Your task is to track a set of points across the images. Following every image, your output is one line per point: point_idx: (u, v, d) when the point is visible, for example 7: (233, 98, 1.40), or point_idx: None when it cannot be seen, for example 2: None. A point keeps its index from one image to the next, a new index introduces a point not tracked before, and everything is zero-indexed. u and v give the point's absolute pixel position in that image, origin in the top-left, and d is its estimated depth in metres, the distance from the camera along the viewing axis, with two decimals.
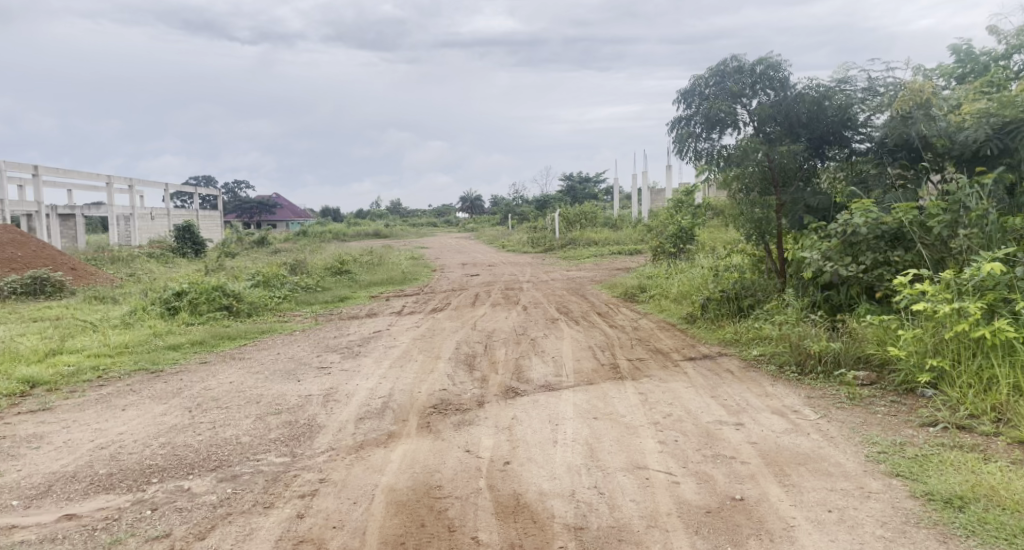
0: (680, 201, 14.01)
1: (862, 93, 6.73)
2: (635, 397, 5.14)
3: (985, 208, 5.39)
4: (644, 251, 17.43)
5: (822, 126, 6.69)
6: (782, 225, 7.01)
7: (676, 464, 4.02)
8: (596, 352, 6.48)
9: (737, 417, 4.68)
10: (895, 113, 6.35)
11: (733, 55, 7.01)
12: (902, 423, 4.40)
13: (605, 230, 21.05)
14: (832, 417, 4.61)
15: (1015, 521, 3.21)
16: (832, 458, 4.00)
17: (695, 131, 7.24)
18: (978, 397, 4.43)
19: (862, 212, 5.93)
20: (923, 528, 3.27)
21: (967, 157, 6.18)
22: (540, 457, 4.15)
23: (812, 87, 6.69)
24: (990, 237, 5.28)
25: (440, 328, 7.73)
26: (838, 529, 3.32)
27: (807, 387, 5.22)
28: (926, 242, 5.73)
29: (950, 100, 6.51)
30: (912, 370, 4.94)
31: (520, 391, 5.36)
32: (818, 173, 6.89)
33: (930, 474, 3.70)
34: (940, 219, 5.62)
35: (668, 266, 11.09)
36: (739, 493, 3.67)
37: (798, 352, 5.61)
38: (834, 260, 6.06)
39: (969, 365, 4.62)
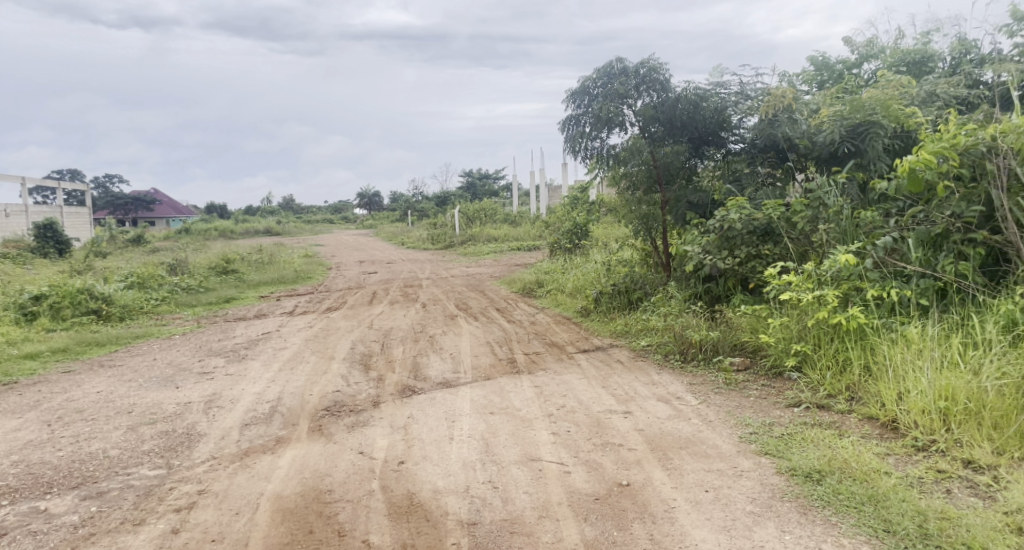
0: (576, 197, 14.35)
1: (735, 96, 7.13)
2: (531, 390, 5.23)
3: (841, 205, 5.88)
4: (542, 247, 17.73)
5: (700, 127, 7.05)
6: (666, 221, 7.38)
7: (568, 454, 4.13)
8: (494, 347, 6.54)
9: (626, 406, 4.87)
10: (763, 116, 6.72)
11: (618, 57, 7.26)
12: (770, 405, 4.74)
13: (504, 226, 21.29)
14: (711, 402, 4.88)
15: (864, 490, 3.52)
16: (710, 441, 4.24)
17: (585, 130, 7.46)
18: (835, 378, 4.84)
19: (736, 208, 6.36)
20: (787, 501, 3.53)
21: (825, 158, 6.70)
22: (435, 455, 4.15)
23: (691, 89, 7.04)
24: (845, 231, 5.72)
25: (333, 328, 7.55)
26: (713, 508, 3.52)
27: (689, 374, 5.50)
28: (792, 236, 6.16)
29: (811, 105, 6.99)
30: (781, 354, 5.32)
31: (416, 389, 5.33)
32: (699, 173, 7.29)
33: (794, 451, 4.00)
34: (804, 215, 6.09)
35: (565, 262, 11.34)
36: (625, 479, 3.83)
37: (681, 341, 5.91)
38: (713, 254, 6.44)
39: (828, 348, 5.03)
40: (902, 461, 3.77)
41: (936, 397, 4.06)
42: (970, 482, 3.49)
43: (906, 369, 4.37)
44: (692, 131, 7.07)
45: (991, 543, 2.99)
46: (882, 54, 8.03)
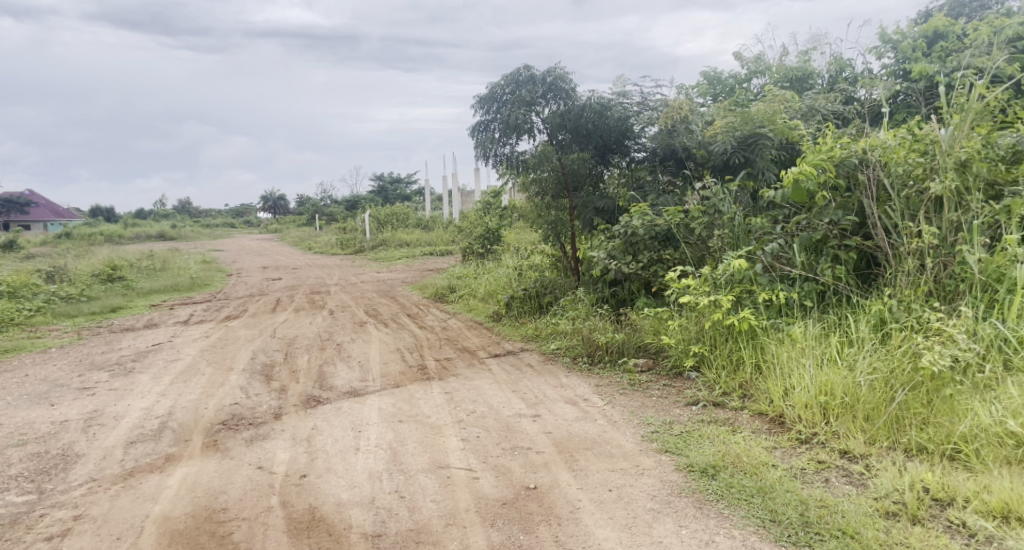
0: (488, 202, 14.38)
1: (637, 106, 7.35)
2: (440, 397, 5.19)
3: (735, 211, 6.11)
4: (454, 252, 17.69)
5: (605, 136, 7.23)
6: (574, 227, 7.54)
7: (476, 460, 4.13)
8: (403, 354, 6.45)
9: (535, 409, 4.91)
10: (661, 126, 7.05)
11: (525, 65, 7.35)
12: (671, 404, 4.91)
13: (416, 231, 21.11)
14: (616, 403, 5.00)
15: (754, 482, 3.70)
16: (615, 441, 4.35)
17: (494, 136, 7.53)
18: (730, 377, 5.08)
19: (639, 214, 6.51)
20: (685, 497, 3.66)
21: (719, 166, 6.98)
22: (339, 466, 4.04)
23: (595, 98, 7.21)
24: (737, 236, 6.00)
25: (232, 337, 7.23)
26: (615, 507, 3.61)
27: (596, 376, 5.62)
28: (690, 241, 6.42)
29: (706, 116, 7.26)
30: (681, 354, 5.52)
31: (321, 399, 5.18)
32: (605, 180, 7.50)
33: (691, 448, 4.16)
34: (701, 221, 6.30)
35: (477, 267, 11.34)
36: (533, 482, 3.86)
37: (589, 344, 6.03)
38: (618, 259, 6.61)
39: (723, 349, 5.27)
40: (788, 454, 3.99)
41: (816, 392, 4.33)
42: (846, 471, 3.74)
43: (791, 367, 4.63)
44: (597, 139, 7.25)
45: (864, 528, 3.21)
46: (768, 70, 8.50)
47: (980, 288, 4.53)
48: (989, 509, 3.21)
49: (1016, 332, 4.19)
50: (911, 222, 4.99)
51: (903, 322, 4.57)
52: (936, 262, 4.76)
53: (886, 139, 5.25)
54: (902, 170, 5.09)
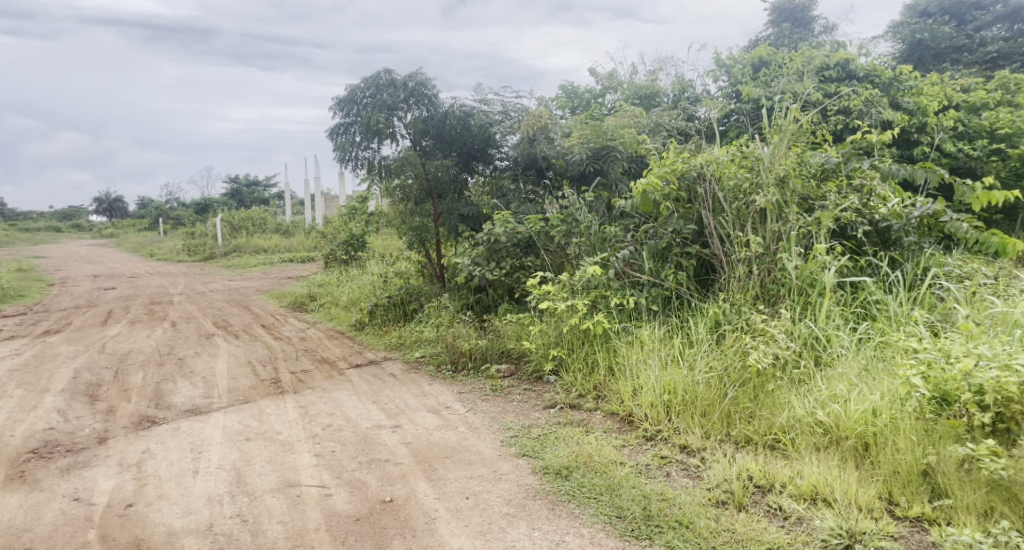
0: (353, 207, 13.98)
1: (499, 116, 7.40)
2: (294, 411, 4.96)
3: (591, 220, 6.35)
4: (317, 258, 17.02)
5: (468, 143, 7.28)
6: (439, 233, 7.49)
7: (330, 476, 3.98)
8: (255, 367, 6.10)
9: (395, 419, 4.82)
10: (521, 135, 7.23)
11: (386, 68, 7.23)
12: (531, 408, 4.99)
13: (275, 237, 20.13)
14: (477, 409, 5.02)
15: (603, 480, 3.84)
16: (474, 448, 4.36)
17: (355, 140, 7.34)
18: (586, 379, 5.25)
19: (501, 222, 6.61)
20: (539, 499, 3.74)
21: (577, 177, 7.20)
22: (174, 492, 3.76)
23: (457, 106, 7.23)
24: (594, 243, 6.25)
25: (50, 354, 6.52)
26: (471, 514, 3.61)
27: (459, 384, 5.61)
28: (551, 249, 6.59)
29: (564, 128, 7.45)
30: (541, 359, 5.64)
31: (156, 419, 4.79)
32: (468, 187, 7.52)
33: (547, 450, 4.25)
34: (559, 228, 6.47)
35: (339, 274, 10.99)
36: (388, 495, 3.78)
37: (452, 351, 6.00)
38: (482, 265, 6.63)
39: (579, 352, 5.46)
40: (635, 451, 4.19)
41: (661, 391, 4.59)
42: (684, 465, 3.98)
43: (639, 368, 4.88)
44: (461, 146, 7.28)
45: (697, 518, 3.43)
46: (621, 86, 8.93)
47: (797, 291, 5.04)
48: (801, 492, 3.53)
49: (825, 331, 4.72)
50: (741, 232, 5.41)
51: (735, 323, 4.96)
52: (762, 268, 5.22)
53: (719, 155, 5.69)
54: (734, 183, 5.52)
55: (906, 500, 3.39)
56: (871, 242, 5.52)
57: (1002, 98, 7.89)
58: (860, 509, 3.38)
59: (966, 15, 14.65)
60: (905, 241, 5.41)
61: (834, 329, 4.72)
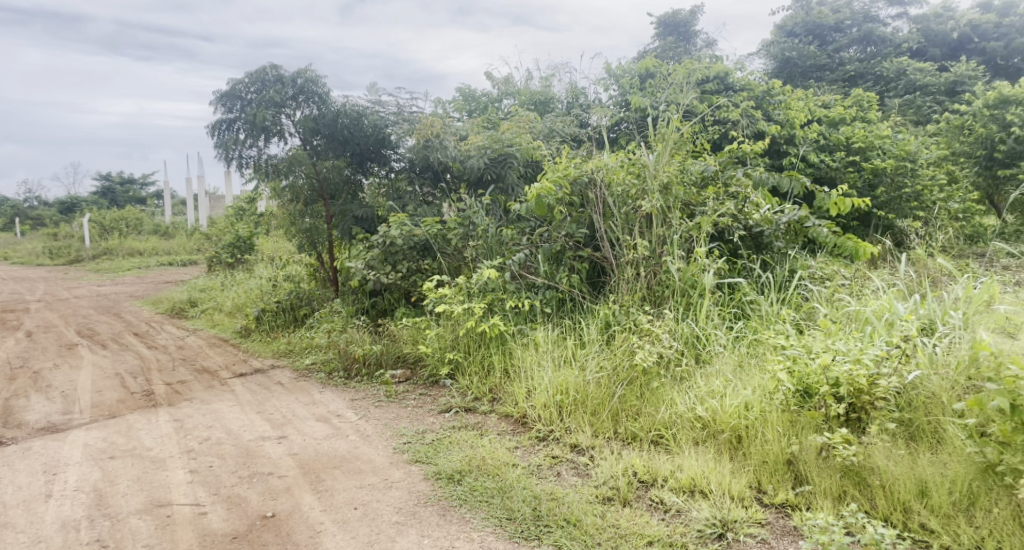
0: (240, 208, 13.34)
1: (393, 116, 7.23)
2: (168, 425, 4.67)
3: (488, 223, 6.37)
4: (199, 262, 16.10)
5: (362, 144, 7.11)
6: (333, 235, 7.27)
7: (205, 493, 3.77)
8: (124, 379, 5.69)
9: (281, 430, 4.64)
10: (415, 140, 7.02)
11: (271, 64, 6.96)
12: (425, 413, 4.94)
13: (152, 239, 18.88)
14: (369, 416, 4.91)
15: (495, 483, 3.86)
16: (365, 456, 4.26)
17: (239, 137, 7.02)
18: (482, 382, 5.24)
19: (397, 224, 6.48)
20: (429, 506, 3.70)
21: (474, 181, 7.18)
22: (22, 520, 3.45)
23: (349, 105, 7.05)
24: (491, 247, 6.26)
25: None
26: (358, 525, 3.53)
27: (351, 390, 5.47)
28: (447, 253, 6.54)
29: (460, 130, 7.39)
30: (437, 363, 5.58)
31: (4, 440, 4.37)
32: (362, 188, 7.34)
33: (440, 455, 4.21)
34: (455, 231, 6.45)
35: (224, 278, 10.44)
36: (270, 510, 3.63)
37: (345, 357, 5.84)
38: (376, 269, 6.44)
39: (476, 355, 5.46)
40: (527, 452, 4.23)
41: (554, 392, 4.67)
42: (574, 463, 4.06)
43: (532, 369, 4.94)
44: (354, 147, 7.09)
45: (584, 515, 3.51)
46: (517, 92, 9.03)
47: (680, 292, 5.27)
48: (681, 485, 3.69)
49: (705, 330, 4.96)
50: (629, 236, 5.60)
51: (624, 323, 5.12)
52: (649, 271, 5.42)
53: (609, 161, 5.86)
54: (622, 189, 5.70)
55: (772, 488, 3.62)
56: (746, 246, 5.90)
57: (857, 114, 8.62)
58: (732, 499, 3.57)
59: (827, 36, 16.00)
60: (775, 245, 5.79)
61: (713, 328, 4.98)
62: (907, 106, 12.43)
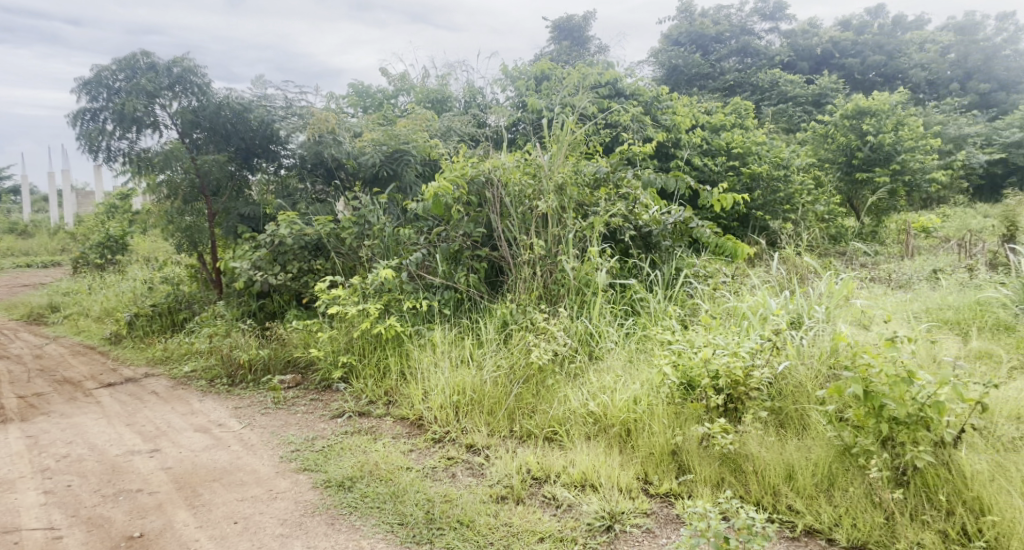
0: (110, 205, 12.41)
1: (282, 111, 6.94)
2: (20, 443, 4.26)
3: (384, 222, 6.23)
4: (64, 264, 14.86)
5: (247, 139, 6.76)
6: (216, 235, 6.87)
7: (63, 515, 3.48)
8: None
9: (153, 443, 4.34)
10: (307, 135, 6.75)
11: (144, 50, 6.51)
12: (316, 419, 4.76)
13: (9, 238, 17.24)
14: (254, 425, 4.68)
15: (387, 488, 3.77)
16: (248, 467, 4.06)
17: (106, 128, 6.52)
18: (377, 385, 5.12)
19: (287, 223, 6.20)
20: (317, 515, 3.57)
21: (369, 179, 7.00)
22: None
23: (232, 97, 6.69)
24: (388, 246, 6.13)
25: None
26: (238, 540, 3.35)
27: (235, 398, 5.20)
28: (341, 252, 6.33)
29: (354, 127, 7.17)
30: (329, 367, 5.39)
31: None
32: (249, 185, 6.97)
33: (330, 462, 4.07)
34: (350, 230, 6.27)
35: (92, 280, 9.67)
36: (138, 529, 3.39)
37: (228, 363, 5.55)
38: (264, 269, 6.12)
39: (371, 358, 5.32)
40: (422, 454, 4.17)
41: (451, 393, 4.63)
42: (469, 464, 4.04)
43: (429, 370, 4.88)
44: (238, 141, 6.74)
45: (478, 515, 3.50)
46: (412, 89, 8.89)
47: (574, 291, 5.36)
48: (572, 480, 3.76)
49: (598, 327, 5.09)
50: (525, 235, 5.64)
51: (520, 322, 5.15)
52: (545, 270, 5.48)
53: (505, 162, 5.85)
54: (519, 189, 5.74)
55: (657, 478, 3.75)
56: (636, 245, 6.08)
57: (737, 121, 9.11)
58: (621, 491, 3.67)
59: (709, 47, 16.86)
60: (662, 245, 6.03)
61: (606, 325, 5.11)
62: (780, 115, 13.28)
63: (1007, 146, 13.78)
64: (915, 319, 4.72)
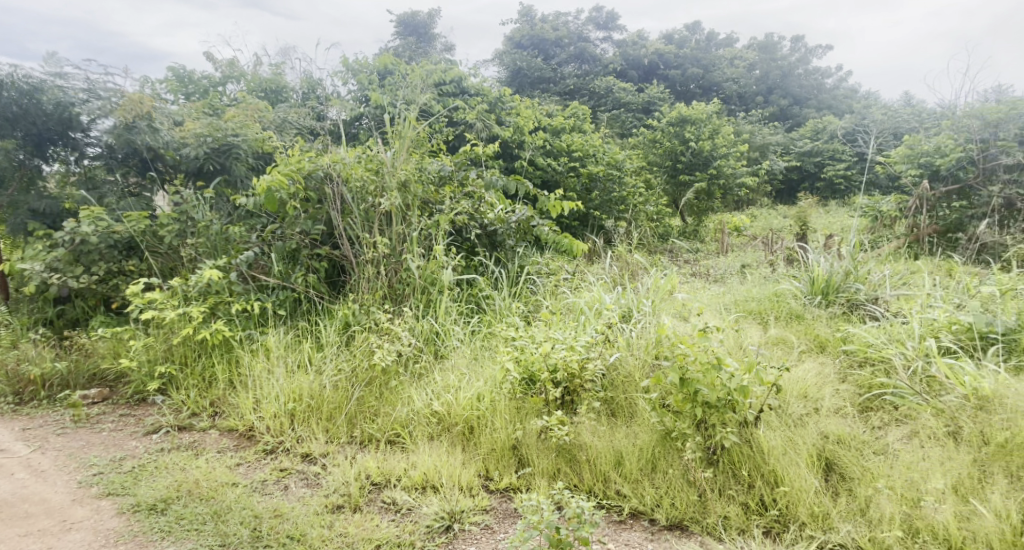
0: None
1: (82, 93, 6.11)
2: None
3: (210, 219, 5.76)
4: None
5: (39, 123, 5.98)
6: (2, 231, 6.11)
7: None
8: None
9: None
10: (117, 119, 6.11)
11: None
12: (127, 437, 4.33)
13: None
14: (48, 448, 4.17)
15: (207, 507, 3.51)
16: (38, 496, 3.62)
17: None
18: (201, 396, 4.75)
19: (91, 219, 5.55)
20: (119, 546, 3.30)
21: (192, 171, 6.46)
22: None
23: (19, 75, 5.88)
24: (214, 245, 5.69)
25: None
26: None
27: (25, 418, 4.62)
28: (159, 252, 5.79)
29: (175, 115, 6.54)
30: (144, 378, 4.93)
31: None
32: (43, 176, 6.18)
33: (141, 484, 3.71)
34: (170, 227, 5.74)
35: None
36: None
37: (15, 380, 4.88)
38: (62, 272, 5.47)
39: (194, 367, 4.92)
40: (251, 468, 3.93)
41: (285, 400, 4.39)
42: (304, 474, 3.86)
43: (262, 377, 4.60)
44: (27, 126, 5.94)
45: (310, 528, 3.37)
46: (241, 77, 8.33)
47: (420, 290, 5.31)
48: (412, 483, 3.71)
49: (443, 326, 5.06)
50: (368, 234, 5.47)
51: (363, 323, 4.98)
52: (389, 269, 5.35)
53: (344, 156, 5.61)
54: (360, 185, 5.51)
55: (498, 474, 3.80)
56: (482, 243, 6.11)
57: (575, 124, 9.47)
58: (461, 489, 3.68)
59: (549, 51, 17.53)
60: (507, 244, 6.12)
61: (451, 324, 5.10)
62: (614, 120, 14.04)
63: (801, 155, 15.49)
64: (725, 310, 5.18)
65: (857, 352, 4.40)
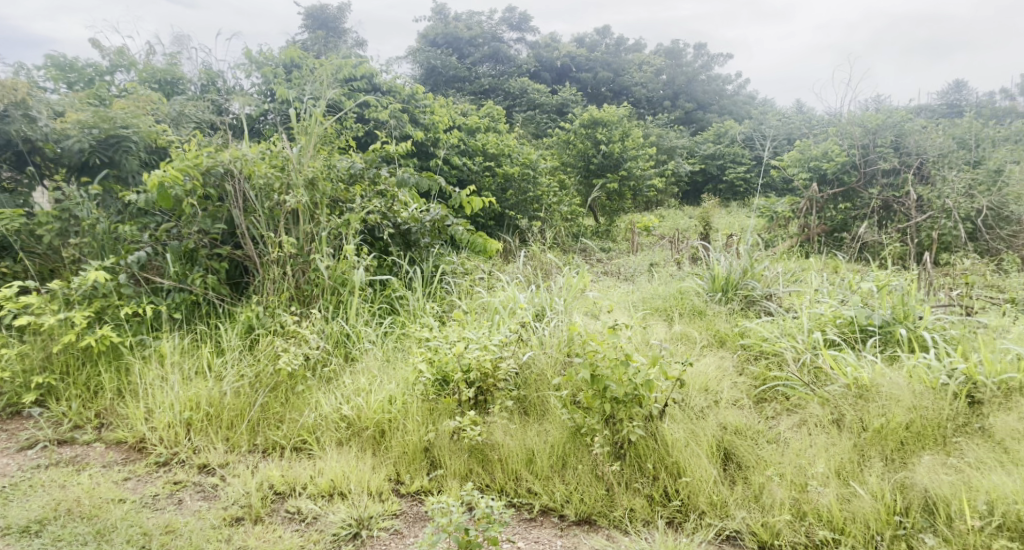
0: None
1: None
2: None
3: (97, 217, 5.38)
4: None
5: None
6: None
7: None
8: None
9: None
10: None
11: None
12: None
13: None
14: None
15: (90, 527, 3.30)
16: None
17: None
18: (84, 407, 4.45)
19: None
20: None
21: (75, 166, 6.02)
22: None
23: None
24: (101, 245, 5.33)
25: None
26: None
27: None
28: (37, 253, 5.38)
29: (56, 104, 6.09)
30: (17, 389, 4.56)
31: None
32: None
33: (14, 505, 3.44)
34: (50, 227, 5.34)
35: None
36: None
37: None
38: None
39: (77, 376, 4.58)
40: (142, 482, 3.71)
41: (181, 409, 4.17)
42: (200, 486, 3.68)
43: (154, 386, 4.36)
44: None
45: (206, 543, 3.22)
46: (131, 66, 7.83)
47: (329, 291, 5.17)
48: (319, 490, 3.60)
49: (355, 327, 4.94)
50: (273, 233, 5.25)
51: (268, 326, 4.77)
52: (296, 269, 5.16)
53: (246, 152, 5.33)
54: (265, 182, 5.27)
55: (409, 477, 3.74)
56: (395, 243, 5.99)
57: (490, 124, 9.45)
58: (370, 494, 3.60)
59: (463, 50, 17.47)
60: (421, 242, 6.04)
61: (363, 325, 4.98)
62: (528, 121, 14.13)
63: (705, 158, 16.10)
64: (633, 308, 5.31)
65: (753, 346, 4.61)
